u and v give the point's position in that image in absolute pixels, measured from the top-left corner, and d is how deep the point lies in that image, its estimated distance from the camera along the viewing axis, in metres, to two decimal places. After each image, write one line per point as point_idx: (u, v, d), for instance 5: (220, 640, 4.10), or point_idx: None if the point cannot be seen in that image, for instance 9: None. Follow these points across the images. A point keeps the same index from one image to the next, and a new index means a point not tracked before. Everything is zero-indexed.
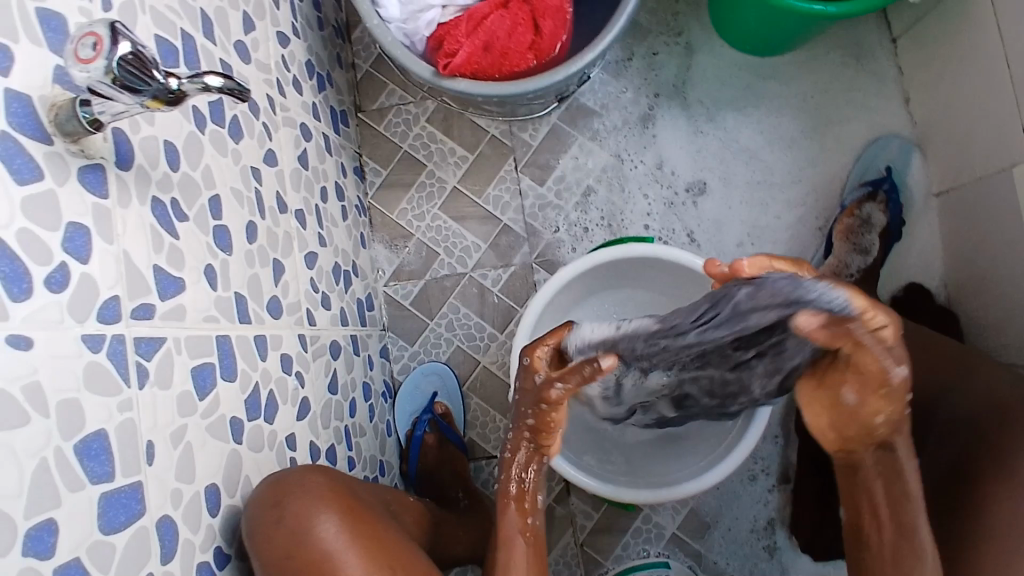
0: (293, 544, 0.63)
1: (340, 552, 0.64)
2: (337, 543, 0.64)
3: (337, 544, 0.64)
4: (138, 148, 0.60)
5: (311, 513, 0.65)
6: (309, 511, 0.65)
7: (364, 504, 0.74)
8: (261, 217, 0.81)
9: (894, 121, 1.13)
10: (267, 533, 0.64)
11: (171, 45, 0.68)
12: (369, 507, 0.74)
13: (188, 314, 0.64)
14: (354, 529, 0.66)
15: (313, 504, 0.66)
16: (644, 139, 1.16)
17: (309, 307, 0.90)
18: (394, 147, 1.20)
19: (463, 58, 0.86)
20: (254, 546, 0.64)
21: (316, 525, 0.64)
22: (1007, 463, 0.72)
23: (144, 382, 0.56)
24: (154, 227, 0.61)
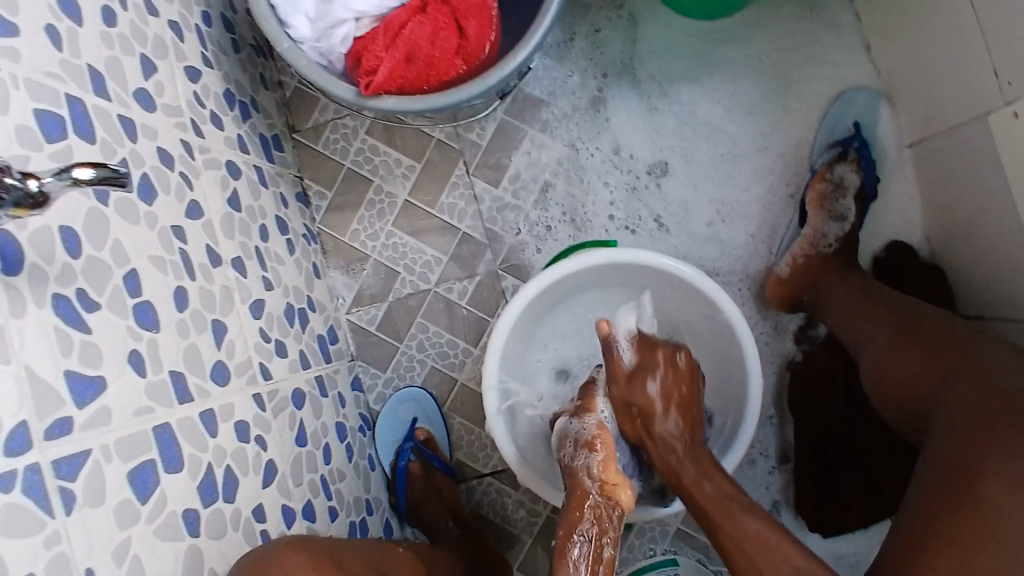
0: None
1: None
2: None
3: None
4: (29, 245, 0.53)
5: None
6: None
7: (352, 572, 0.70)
8: (191, 279, 0.75)
9: (857, 71, 1.07)
10: None
11: (56, 115, 0.60)
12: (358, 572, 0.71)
13: (115, 414, 0.58)
14: None
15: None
16: (598, 124, 1.09)
17: (262, 361, 0.85)
18: (336, 165, 1.13)
19: (386, 74, 0.78)
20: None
21: None
22: (1003, 447, 0.66)
23: (71, 508, 0.51)
24: (59, 328, 0.55)
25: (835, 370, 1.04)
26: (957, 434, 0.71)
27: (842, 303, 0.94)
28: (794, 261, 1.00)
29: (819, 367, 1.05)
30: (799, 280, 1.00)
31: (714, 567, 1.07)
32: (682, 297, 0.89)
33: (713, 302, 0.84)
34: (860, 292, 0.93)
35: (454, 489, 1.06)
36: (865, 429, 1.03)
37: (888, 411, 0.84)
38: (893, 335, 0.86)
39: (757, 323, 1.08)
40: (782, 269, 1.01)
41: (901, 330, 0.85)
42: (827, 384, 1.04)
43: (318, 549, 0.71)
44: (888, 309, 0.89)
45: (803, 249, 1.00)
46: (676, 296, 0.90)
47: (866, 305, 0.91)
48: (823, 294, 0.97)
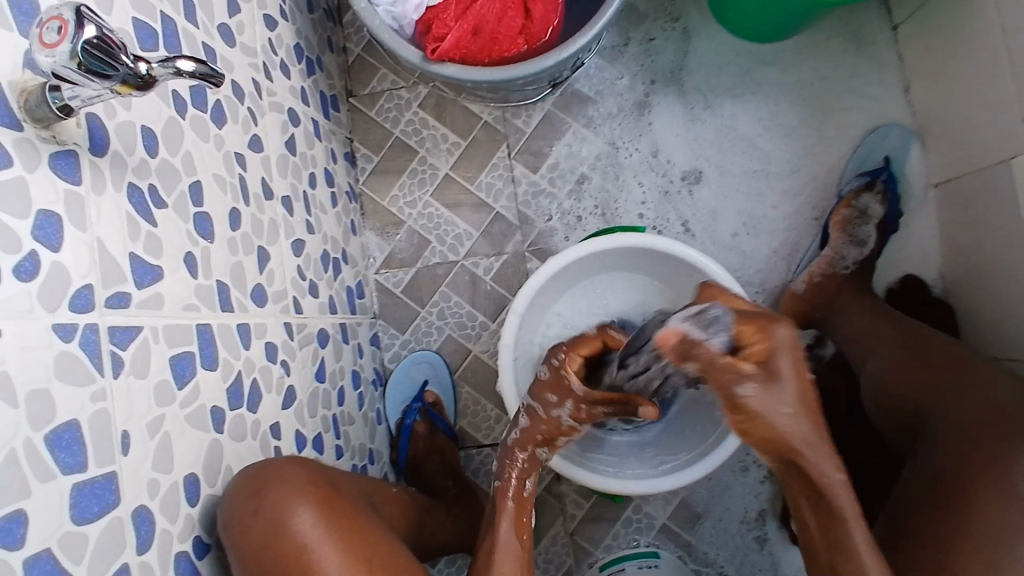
0: (269, 533, 0.63)
1: (314, 544, 0.63)
2: (313, 536, 0.63)
3: (312, 536, 0.63)
4: (114, 134, 0.59)
5: (289, 504, 0.65)
6: (286, 503, 0.65)
7: (343, 493, 0.73)
8: (245, 204, 0.80)
9: (894, 109, 1.11)
10: (243, 519, 0.63)
11: (150, 27, 0.66)
12: (353, 499, 0.74)
13: (167, 303, 0.63)
14: (332, 520, 0.66)
15: (291, 494, 0.66)
16: (639, 126, 1.14)
17: (296, 295, 0.89)
18: (386, 133, 1.18)
19: (452, 42, 0.84)
20: (229, 537, 0.63)
21: (292, 516, 0.64)
22: (992, 455, 0.71)
23: (119, 372, 0.56)
24: (130, 214, 0.60)
25: (838, 389, 1.07)
26: (945, 440, 0.77)
27: (852, 320, 0.98)
28: (811, 279, 1.03)
29: (822, 383, 1.08)
30: (813, 296, 1.03)
31: (695, 566, 1.09)
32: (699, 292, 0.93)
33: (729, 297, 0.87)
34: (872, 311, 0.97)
35: (454, 453, 1.09)
36: (862, 448, 1.05)
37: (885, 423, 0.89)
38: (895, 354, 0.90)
39: None
40: (798, 286, 1.04)
41: (904, 349, 0.89)
42: (829, 400, 1.07)
43: (318, 470, 0.74)
44: (889, 327, 0.94)
45: (820, 269, 1.03)
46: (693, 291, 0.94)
47: (874, 325, 0.95)
48: (834, 311, 1.01)
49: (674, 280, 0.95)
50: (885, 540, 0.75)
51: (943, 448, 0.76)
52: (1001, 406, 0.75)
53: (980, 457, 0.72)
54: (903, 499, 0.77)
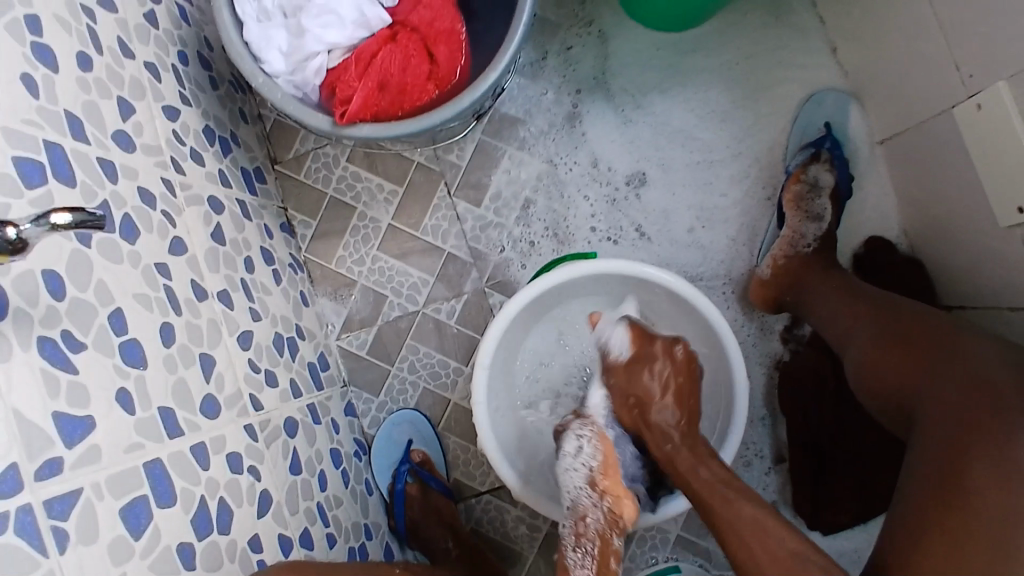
0: None
1: None
2: None
3: None
4: (12, 290, 0.54)
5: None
6: None
7: None
8: (176, 314, 0.76)
9: (825, 73, 1.09)
10: None
11: (35, 160, 0.61)
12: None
13: (104, 453, 0.58)
14: None
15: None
16: (574, 138, 1.11)
17: (253, 391, 0.85)
18: (319, 194, 1.14)
19: (360, 103, 0.80)
20: None
21: None
22: (995, 434, 0.66)
23: (65, 545, 0.53)
24: (45, 370, 0.55)
25: (823, 372, 1.05)
26: (937, 431, 0.71)
27: (825, 300, 0.95)
28: (775, 263, 1.01)
29: (809, 366, 1.05)
30: (780, 279, 1.01)
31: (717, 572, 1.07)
32: (666, 303, 0.90)
33: (702, 311, 0.85)
34: (843, 290, 0.94)
35: (452, 510, 1.06)
36: (861, 426, 1.03)
37: (875, 408, 0.84)
38: (873, 333, 0.86)
39: (744, 326, 1.09)
40: (764, 271, 1.02)
41: (882, 326, 0.86)
42: (815, 382, 1.05)
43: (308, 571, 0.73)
44: (863, 304, 0.90)
45: (782, 250, 1.01)
46: (660, 303, 0.91)
47: (848, 305, 0.91)
48: (805, 292, 0.98)
49: (636, 296, 0.92)
50: (888, 545, 0.69)
51: (937, 437, 0.70)
52: (995, 386, 0.70)
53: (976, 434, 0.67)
54: (902, 499, 0.71)
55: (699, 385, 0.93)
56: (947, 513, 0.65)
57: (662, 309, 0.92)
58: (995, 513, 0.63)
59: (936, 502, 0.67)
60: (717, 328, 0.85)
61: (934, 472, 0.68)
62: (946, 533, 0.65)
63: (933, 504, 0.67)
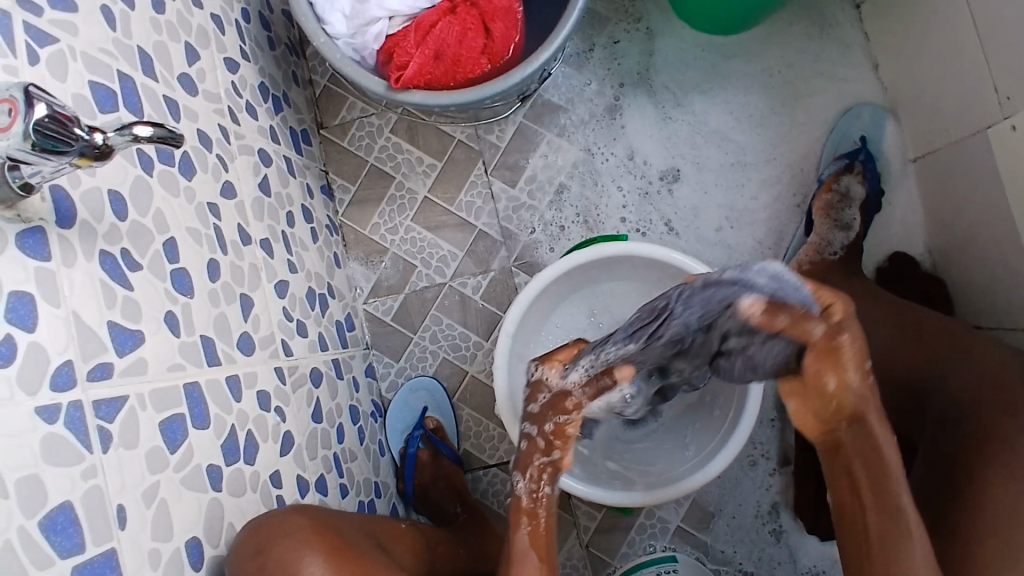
0: None
1: None
2: None
3: None
4: (80, 203, 0.58)
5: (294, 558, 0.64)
6: (294, 556, 0.64)
7: (350, 537, 0.73)
8: (222, 253, 0.79)
9: (865, 88, 1.11)
10: None
11: (109, 88, 0.65)
12: (359, 543, 0.73)
13: (150, 366, 0.62)
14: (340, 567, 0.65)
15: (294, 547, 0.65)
16: (613, 130, 1.14)
17: (284, 338, 0.89)
18: (360, 161, 1.17)
19: (415, 70, 0.83)
20: None
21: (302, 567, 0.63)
22: (1004, 430, 0.71)
23: (108, 446, 0.54)
24: (104, 281, 0.59)
25: None
26: (954, 428, 0.76)
27: (847, 303, 0.96)
28: (800, 268, 1.03)
29: None
30: None
31: (714, 566, 1.08)
32: None
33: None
34: (867, 297, 0.94)
35: (461, 477, 1.08)
36: None
37: (888, 405, 0.88)
38: (891, 339, 0.88)
39: None
40: None
41: (898, 334, 0.88)
42: None
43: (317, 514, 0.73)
44: (886, 309, 0.92)
45: (809, 256, 1.03)
46: None
47: (869, 310, 0.92)
48: (828, 296, 0.99)
49: (663, 280, 0.94)
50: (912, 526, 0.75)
51: (952, 443, 0.75)
52: (1007, 389, 0.74)
53: (989, 430, 0.72)
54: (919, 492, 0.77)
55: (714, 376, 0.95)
56: (965, 499, 0.71)
57: None
58: (1006, 499, 0.68)
59: (953, 488, 0.72)
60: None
61: (951, 463, 0.74)
62: (972, 534, 0.68)
63: (950, 489, 0.72)
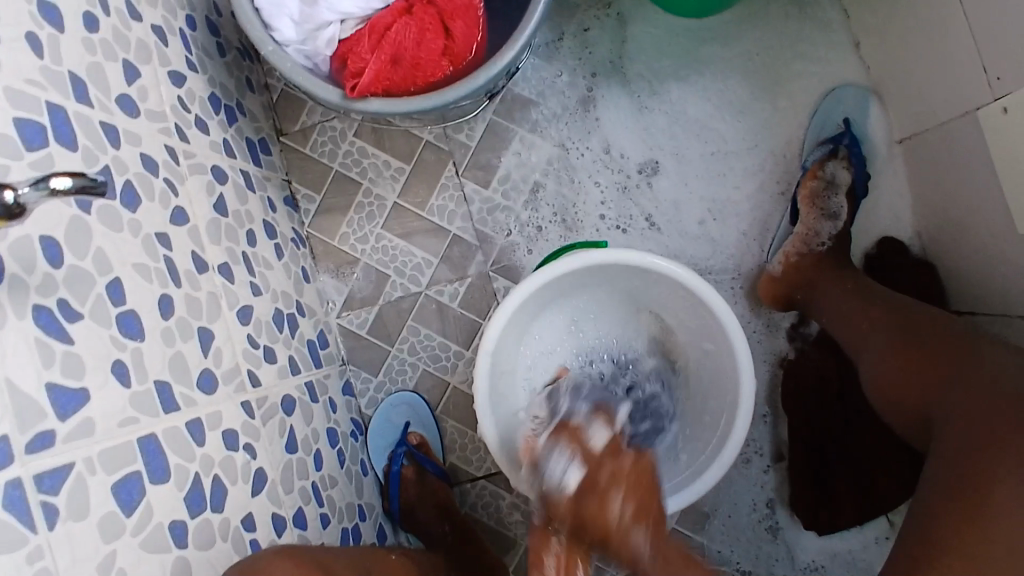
0: None
1: None
2: None
3: None
4: (8, 255, 0.52)
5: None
6: None
7: None
8: (176, 286, 0.74)
9: (847, 67, 1.06)
10: None
11: (38, 123, 0.59)
12: None
13: (99, 425, 0.57)
14: None
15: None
16: (587, 123, 1.09)
17: (251, 367, 0.84)
18: (324, 168, 1.12)
19: (372, 76, 0.78)
20: None
21: None
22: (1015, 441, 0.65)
23: (55, 521, 0.50)
24: (41, 339, 0.54)
25: (830, 370, 1.04)
26: (960, 440, 0.70)
27: (839, 299, 0.92)
28: (788, 259, 0.99)
29: (812, 364, 1.04)
30: (792, 279, 0.98)
31: None
32: (674, 297, 0.89)
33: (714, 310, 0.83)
34: (858, 292, 0.91)
35: (447, 494, 1.05)
36: (863, 426, 1.02)
37: (887, 409, 0.82)
38: (891, 340, 0.83)
39: (750, 323, 1.07)
40: (775, 268, 1.00)
41: (895, 332, 0.83)
42: (818, 380, 1.04)
43: (308, 555, 0.71)
44: (879, 306, 0.88)
45: (796, 248, 0.99)
46: (668, 296, 0.89)
47: (862, 307, 0.89)
48: (816, 291, 0.95)
49: (650, 289, 0.90)
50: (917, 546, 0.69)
51: (952, 456, 0.69)
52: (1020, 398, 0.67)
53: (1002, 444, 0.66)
54: (924, 508, 0.70)
55: (704, 379, 0.91)
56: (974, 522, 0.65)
57: (669, 303, 0.91)
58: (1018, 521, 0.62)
59: (960, 508, 0.66)
60: (726, 327, 0.83)
61: (958, 480, 0.68)
62: (966, 546, 0.65)
63: (959, 508, 0.67)
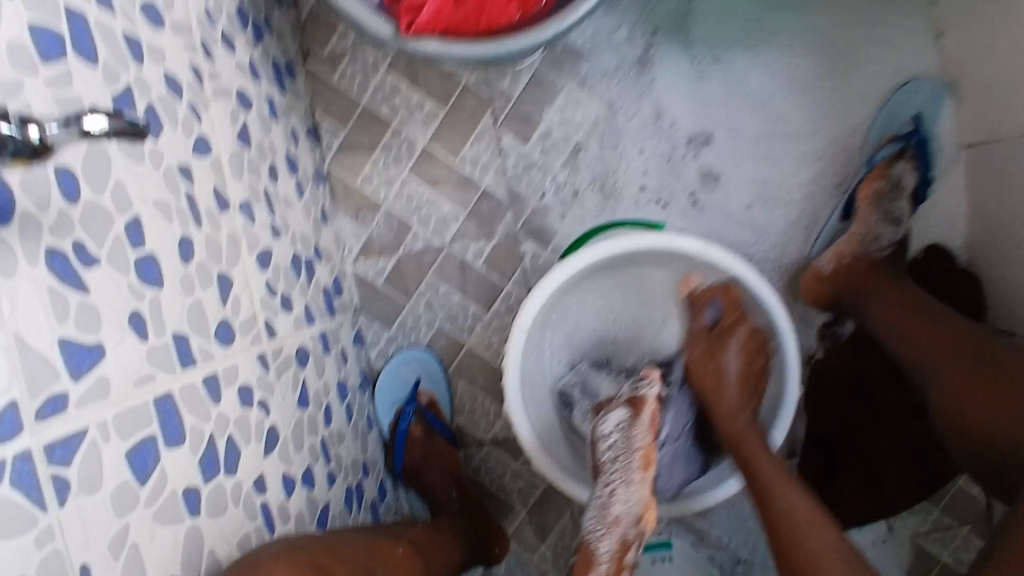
0: None
1: None
2: None
3: None
4: (20, 189, 0.46)
5: None
6: None
7: None
8: (197, 227, 0.68)
9: (925, 57, 0.99)
10: None
11: (54, 30, 0.51)
12: None
13: (115, 385, 0.51)
14: None
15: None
16: (640, 85, 1.01)
17: (267, 317, 0.78)
18: (352, 101, 1.03)
19: (431, 13, 0.70)
20: None
21: None
22: None
23: (66, 497, 0.45)
24: (54, 288, 0.47)
25: (854, 371, 1.01)
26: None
27: (890, 311, 0.88)
28: (839, 260, 0.94)
29: (837, 365, 1.02)
30: (841, 280, 0.94)
31: (707, 552, 1.08)
32: (721, 288, 0.83)
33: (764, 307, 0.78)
34: (918, 309, 0.86)
35: (455, 455, 1.02)
36: (880, 435, 0.99)
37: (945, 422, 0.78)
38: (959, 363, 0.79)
39: None
40: (822, 265, 0.95)
41: (959, 352, 0.79)
42: (843, 382, 1.01)
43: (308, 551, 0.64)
44: (928, 320, 0.84)
45: (849, 248, 0.94)
46: (717, 290, 0.84)
47: (920, 323, 0.84)
48: (864, 297, 0.92)
49: (694, 279, 0.85)
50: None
51: None
52: None
53: None
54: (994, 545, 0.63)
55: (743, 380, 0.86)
56: None
57: (717, 294, 0.85)
58: None
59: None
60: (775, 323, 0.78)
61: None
62: None
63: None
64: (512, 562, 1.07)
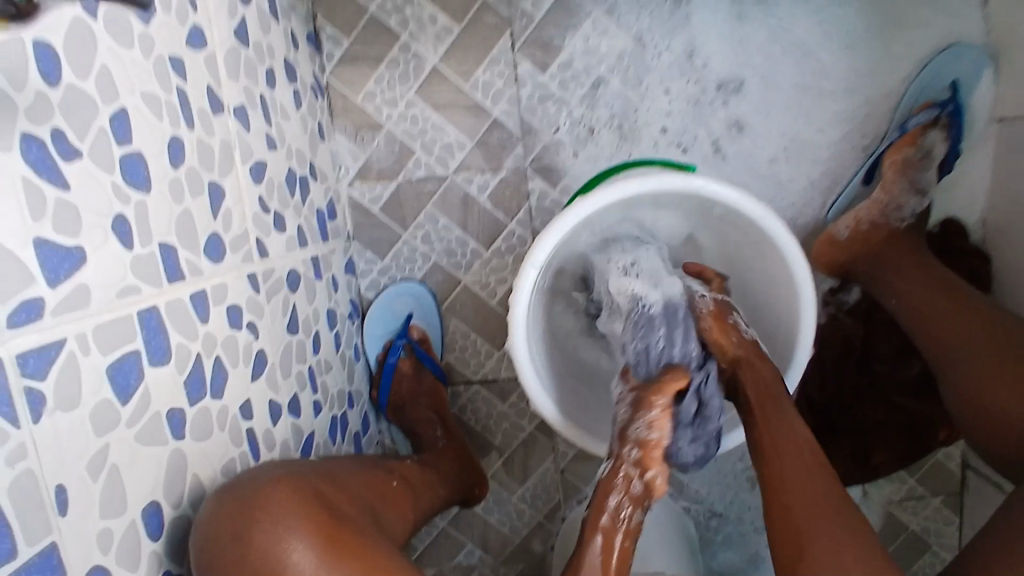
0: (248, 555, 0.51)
1: None
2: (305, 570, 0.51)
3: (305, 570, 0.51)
4: None
5: (281, 532, 0.52)
6: (277, 531, 0.52)
7: (354, 517, 0.61)
8: (188, 128, 0.61)
9: (975, 19, 0.92)
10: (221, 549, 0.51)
11: None
12: (356, 519, 0.61)
13: (95, 295, 0.46)
14: (335, 555, 0.53)
15: (282, 522, 0.53)
16: (674, 20, 0.94)
17: (259, 235, 0.73)
18: (359, 8, 0.95)
19: None
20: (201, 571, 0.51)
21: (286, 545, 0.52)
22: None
23: (41, 413, 0.41)
24: (28, 179, 0.41)
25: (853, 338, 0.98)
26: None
27: (908, 287, 0.83)
28: (857, 226, 0.91)
29: (838, 329, 0.99)
30: (857, 246, 0.91)
31: (685, 503, 1.09)
32: (746, 241, 0.76)
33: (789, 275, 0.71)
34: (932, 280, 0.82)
35: (444, 393, 0.99)
36: (874, 407, 0.98)
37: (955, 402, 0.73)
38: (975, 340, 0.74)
39: None
40: (841, 231, 0.92)
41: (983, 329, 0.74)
42: (840, 347, 0.99)
43: (313, 475, 0.62)
44: (944, 295, 0.80)
45: (870, 215, 0.90)
46: (741, 243, 0.77)
47: (933, 297, 0.80)
48: (879, 265, 0.88)
49: (723, 224, 0.77)
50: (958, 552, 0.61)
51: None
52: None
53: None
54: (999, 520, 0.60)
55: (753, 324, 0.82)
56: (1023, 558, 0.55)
57: (744, 247, 0.78)
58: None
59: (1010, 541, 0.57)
60: (798, 290, 0.71)
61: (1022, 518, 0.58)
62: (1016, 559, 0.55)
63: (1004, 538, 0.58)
64: (490, 501, 1.07)
